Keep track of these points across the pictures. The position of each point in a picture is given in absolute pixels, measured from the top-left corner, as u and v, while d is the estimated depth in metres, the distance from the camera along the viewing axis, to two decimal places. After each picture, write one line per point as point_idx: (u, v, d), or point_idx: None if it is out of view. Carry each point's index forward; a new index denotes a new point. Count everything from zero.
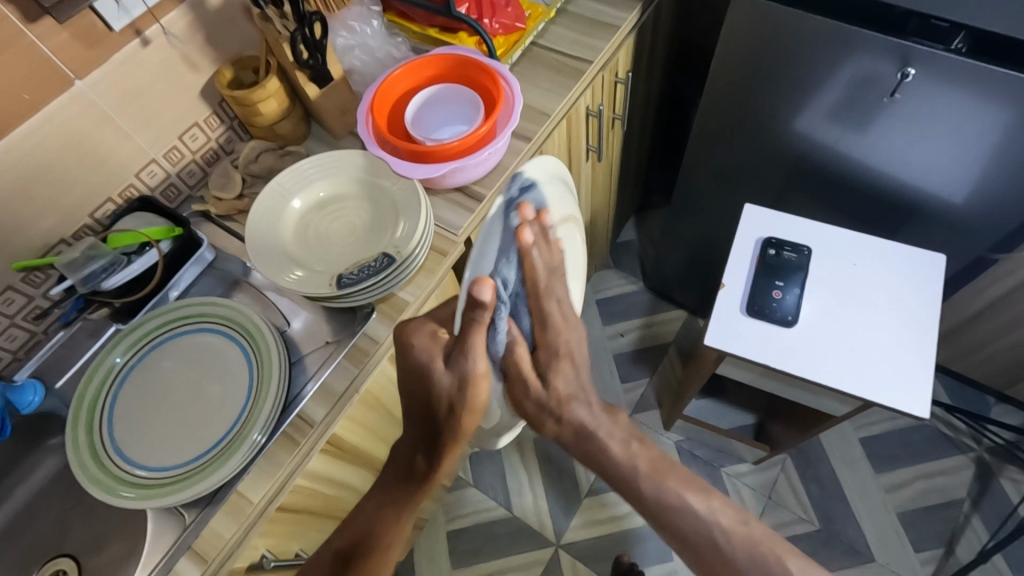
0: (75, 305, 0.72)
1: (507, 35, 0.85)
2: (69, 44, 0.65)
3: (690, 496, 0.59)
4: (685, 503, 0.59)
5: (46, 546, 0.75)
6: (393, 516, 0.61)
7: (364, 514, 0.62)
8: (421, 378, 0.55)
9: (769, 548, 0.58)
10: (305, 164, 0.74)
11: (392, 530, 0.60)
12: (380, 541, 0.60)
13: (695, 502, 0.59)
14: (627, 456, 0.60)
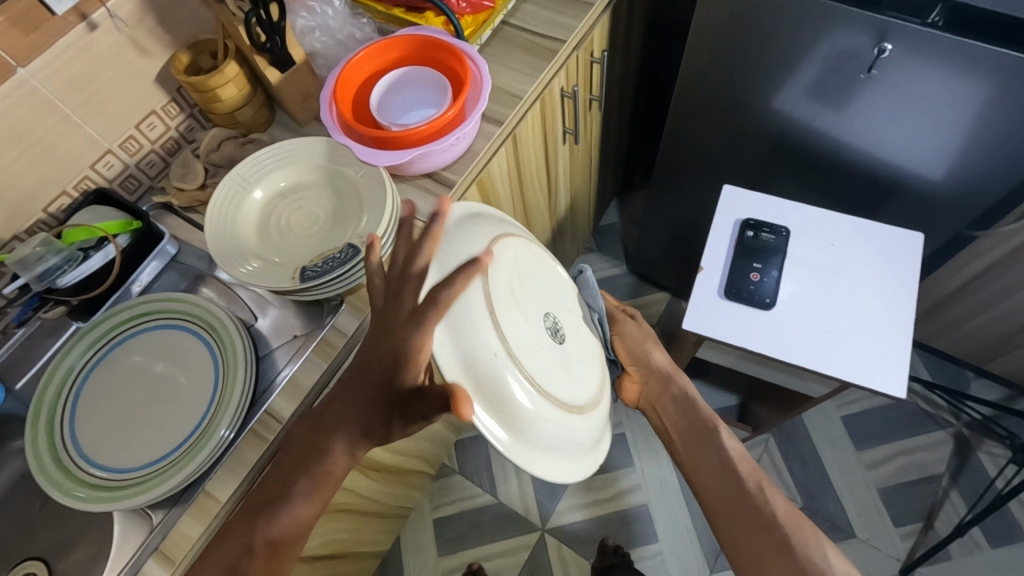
0: (30, 304, 0.68)
1: (474, 14, 0.82)
2: (6, 29, 0.61)
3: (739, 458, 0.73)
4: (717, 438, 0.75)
5: (14, 549, 0.74)
6: (294, 509, 0.56)
7: (259, 517, 0.56)
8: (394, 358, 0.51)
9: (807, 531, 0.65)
10: (264, 154, 0.71)
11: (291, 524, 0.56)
12: (278, 534, 0.55)
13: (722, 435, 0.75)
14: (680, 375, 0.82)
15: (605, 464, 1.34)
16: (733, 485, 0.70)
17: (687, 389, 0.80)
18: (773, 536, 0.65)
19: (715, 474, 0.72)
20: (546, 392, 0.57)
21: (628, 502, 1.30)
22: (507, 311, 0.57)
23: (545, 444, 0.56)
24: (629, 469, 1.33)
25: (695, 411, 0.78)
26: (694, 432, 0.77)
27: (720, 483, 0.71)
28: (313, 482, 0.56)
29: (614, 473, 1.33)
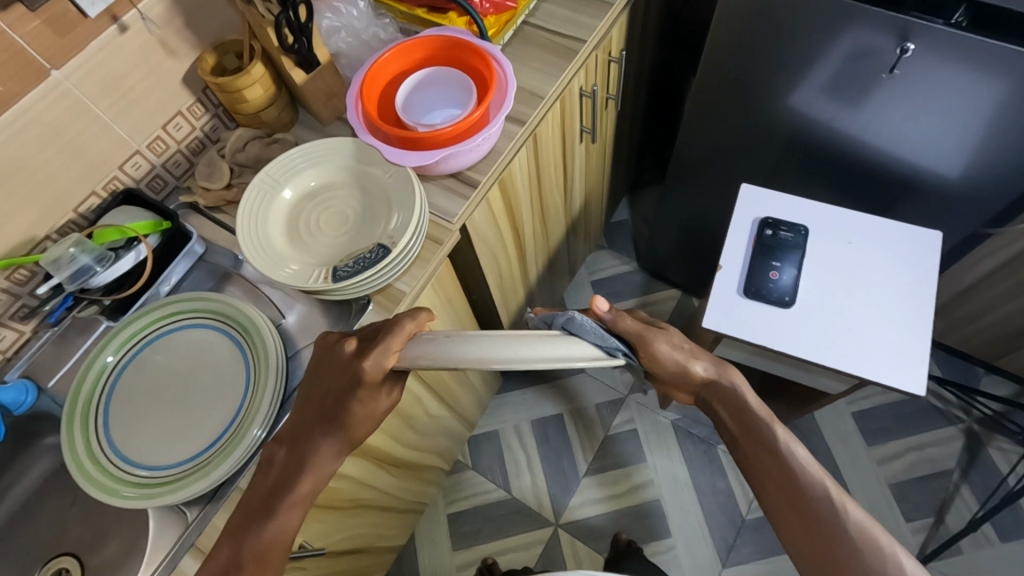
0: (64, 304, 0.71)
1: (498, 14, 0.83)
2: (41, 32, 0.62)
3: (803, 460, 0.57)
4: (775, 437, 0.58)
5: (47, 544, 0.75)
6: (270, 521, 0.53)
7: (235, 534, 0.54)
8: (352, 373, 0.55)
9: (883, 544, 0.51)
10: (294, 153, 0.72)
11: (278, 529, 0.53)
12: (266, 544, 0.53)
13: (783, 435, 0.58)
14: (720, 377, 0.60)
15: (618, 460, 1.35)
16: (806, 504, 0.54)
17: (736, 383, 0.60)
18: (862, 574, 0.50)
19: (786, 495, 0.56)
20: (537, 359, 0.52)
21: (641, 497, 1.31)
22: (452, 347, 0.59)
23: (527, 361, 0.45)
24: (642, 465, 1.34)
25: (746, 411, 0.59)
26: (761, 446, 0.58)
27: (788, 502, 0.55)
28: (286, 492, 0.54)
29: (627, 469, 1.34)
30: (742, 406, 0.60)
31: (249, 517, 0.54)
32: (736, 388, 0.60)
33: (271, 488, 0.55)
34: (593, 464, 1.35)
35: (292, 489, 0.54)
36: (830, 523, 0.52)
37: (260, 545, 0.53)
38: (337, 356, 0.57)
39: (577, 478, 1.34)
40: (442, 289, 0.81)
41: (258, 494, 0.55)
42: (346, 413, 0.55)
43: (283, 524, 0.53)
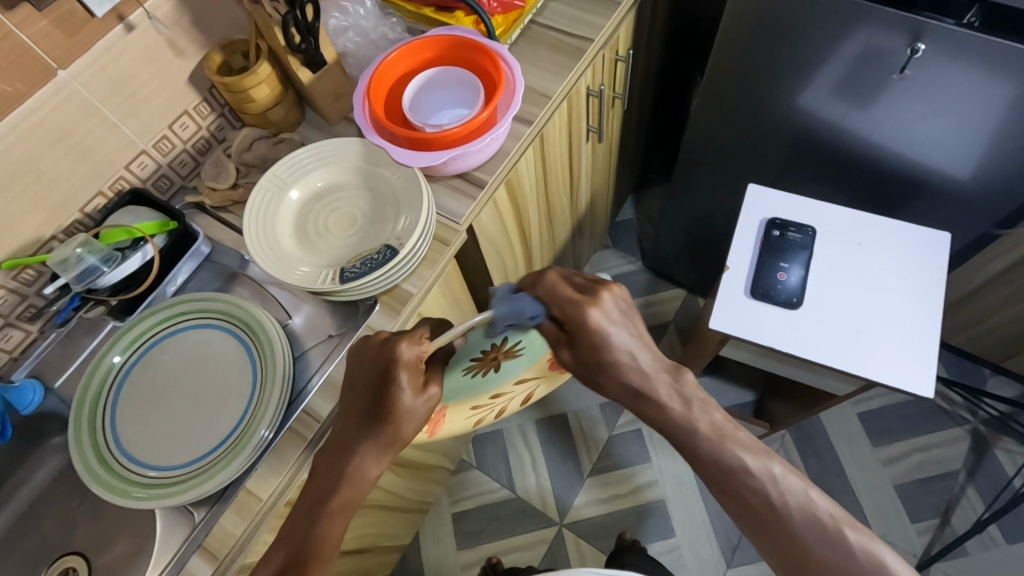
0: (70, 305, 0.71)
1: (505, 13, 0.82)
2: (48, 32, 0.62)
3: (748, 454, 0.54)
4: (740, 460, 0.53)
5: (55, 542, 0.76)
6: (321, 524, 0.55)
7: (287, 536, 0.56)
8: (389, 358, 0.55)
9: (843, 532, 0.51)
10: (302, 154, 0.71)
11: (334, 527, 0.55)
12: (320, 544, 0.55)
13: (749, 455, 0.54)
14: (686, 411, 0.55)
15: (622, 460, 1.35)
16: (787, 533, 0.52)
17: (664, 394, 0.55)
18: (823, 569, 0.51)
19: (766, 524, 0.53)
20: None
21: (645, 497, 1.31)
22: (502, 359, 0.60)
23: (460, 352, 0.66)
24: (646, 465, 1.33)
25: (695, 434, 0.54)
26: (717, 473, 0.54)
27: (741, 504, 0.54)
28: (326, 501, 0.55)
29: (632, 469, 1.33)
30: (676, 419, 0.55)
31: (301, 523, 0.56)
32: (664, 402, 0.55)
33: (315, 496, 0.56)
34: (597, 463, 1.35)
35: (333, 494, 0.55)
36: (823, 549, 0.51)
37: (309, 546, 0.55)
38: (371, 346, 0.57)
39: (581, 478, 1.34)
40: (448, 289, 0.81)
41: (307, 500, 0.56)
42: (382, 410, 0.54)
43: (331, 527, 0.55)
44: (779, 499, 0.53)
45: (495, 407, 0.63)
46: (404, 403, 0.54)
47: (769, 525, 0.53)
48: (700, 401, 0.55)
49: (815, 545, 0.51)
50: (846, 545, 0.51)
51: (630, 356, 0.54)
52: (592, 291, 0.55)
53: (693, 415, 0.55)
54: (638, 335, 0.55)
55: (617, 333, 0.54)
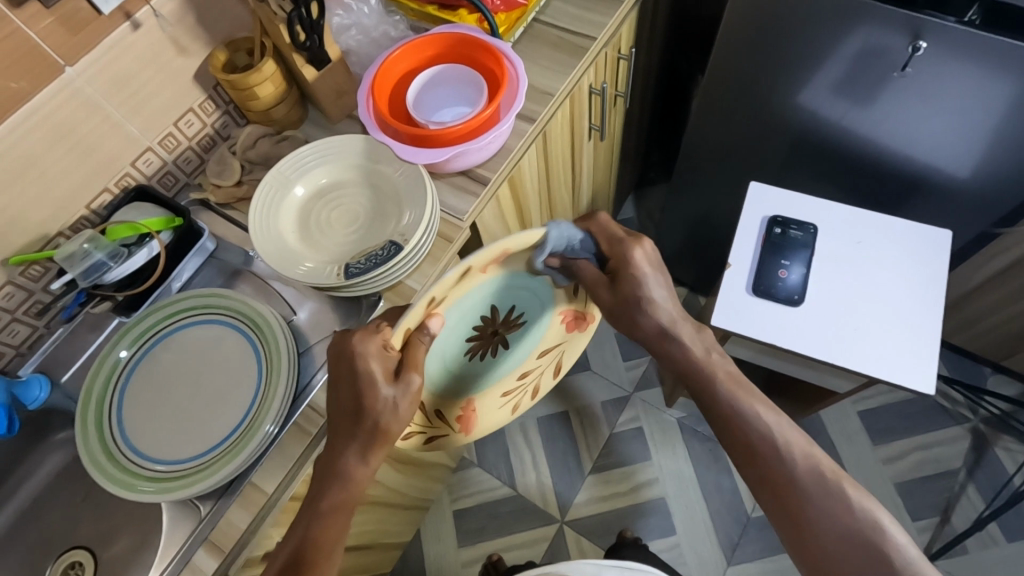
0: (77, 300, 0.71)
1: (508, 11, 0.83)
2: (55, 29, 0.63)
3: (759, 406, 0.64)
4: (756, 415, 0.64)
5: (60, 538, 0.76)
6: (323, 518, 0.59)
7: (295, 532, 0.59)
8: (355, 365, 0.57)
9: (835, 481, 0.60)
10: (306, 151, 0.72)
11: (335, 526, 0.59)
12: (321, 540, 0.58)
13: (759, 408, 0.64)
14: (706, 359, 0.67)
15: (623, 458, 1.35)
16: (794, 484, 0.61)
17: (688, 342, 0.68)
18: (813, 511, 0.59)
19: (770, 474, 0.62)
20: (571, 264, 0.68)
21: (646, 495, 1.31)
22: (462, 292, 0.64)
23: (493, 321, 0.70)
24: (647, 463, 1.34)
25: (713, 383, 0.66)
26: (730, 419, 0.65)
27: (755, 460, 0.63)
28: (324, 497, 0.59)
29: (632, 467, 1.34)
30: (696, 363, 0.67)
31: (304, 517, 0.59)
32: (688, 346, 0.68)
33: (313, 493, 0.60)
34: (598, 461, 1.35)
35: (329, 492, 0.59)
36: (818, 497, 0.60)
37: (309, 542, 0.58)
38: (341, 352, 0.58)
39: (582, 476, 1.34)
40: None
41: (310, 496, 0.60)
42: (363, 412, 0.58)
43: (332, 520, 0.59)
44: (785, 447, 0.62)
45: (526, 390, 0.79)
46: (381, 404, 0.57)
47: (781, 477, 0.61)
48: (718, 354, 0.69)
49: (813, 496, 0.60)
50: (842, 500, 0.59)
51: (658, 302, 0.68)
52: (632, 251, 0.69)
53: (714, 368, 0.66)
54: (663, 287, 0.69)
55: (638, 283, 0.67)
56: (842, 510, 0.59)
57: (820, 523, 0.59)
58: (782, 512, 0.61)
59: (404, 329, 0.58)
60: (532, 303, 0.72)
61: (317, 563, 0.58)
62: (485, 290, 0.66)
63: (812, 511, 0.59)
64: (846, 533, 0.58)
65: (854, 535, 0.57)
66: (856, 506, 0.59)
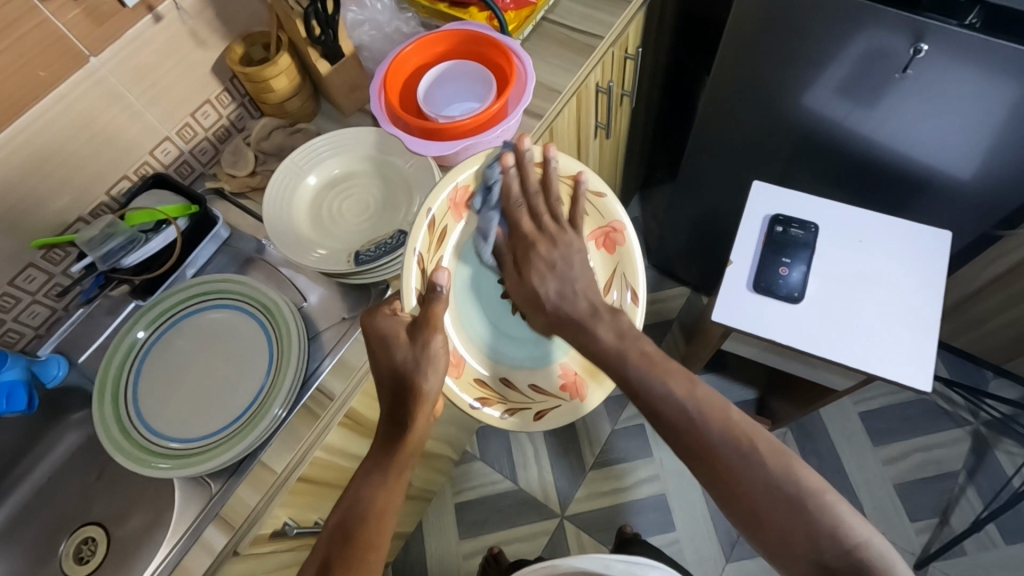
0: (96, 283, 0.74)
1: (518, 10, 0.85)
2: (80, 20, 0.65)
3: (674, 381, 0.59)
4: (666, 387, 0.59)
5: (74, 517, 0.79)
6: (381, 489, 0.59)
7: (346, 505, 0.60)
8: (377, 332, 0.60)
9: (744, 433, 0.56)
10: (320, 142, 0.74)
11: (389, 491, 0.60)
12: (376, 502, 0.59)
13: (672, 382, 0.59)
14: (618, 347, 0.62)
15: (624, 454, 1.36)
16: (726, 468, 0.55)
17: (600, 332, 0.64)
18: (738, 477, 0.55)
19: (684, 441, 0.57)
20: (532, 168, 0.68)
21: (645, 492, 1.32)
22: (460, 247, 0.70)
23: None
24: (647, 459, 1.35)
25: (622, 360, 0.61)
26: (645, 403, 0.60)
27: (673, 434, 0.58)
28: (381, 469, 0.60)
29: (633, 464, 1.35)
30: (611, 351, 0.62)
31: (356, 492, 0.60)
32: (600, 335, 0.63)
33: (371, 468, 0.61)
34: (599, 457, 1.36)
35: (389, 460, 0.60)
36: (746, 472, 0.55)
37: (361, 511, 0.59)
38: (378, 328, 0.60)
39: (583, 471, 1.36)
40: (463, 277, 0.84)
41: (365, 470, 0.61)
42: (415, 370, 0.60)
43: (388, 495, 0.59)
44: (698, 416, 0.57)
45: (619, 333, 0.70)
46: (435, 349, 0.60)
47: (703, 453, 0.56)
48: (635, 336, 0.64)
49: (732, 460, 0.55)
50: (761, 462, 0.54)
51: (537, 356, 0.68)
52: (552, 231, 0.69)
53: (626, 353, 0.62)
54: (566, 279, 0.67)
55: (539, 275, 0.68)
56: (764, 474, 0.54)
57: (751, 495, 0.54)
58: (729, 507, 0.55)
59: (413, 291, 0.62)
60: None
61: (372, 528, 0.58)
62: (485, 235, 0.71)
63: (727, 466, 0.55)
64: (768, 492, 0.53)
65: (777, 490, 0.53)
66: (772, 458, 0.55)
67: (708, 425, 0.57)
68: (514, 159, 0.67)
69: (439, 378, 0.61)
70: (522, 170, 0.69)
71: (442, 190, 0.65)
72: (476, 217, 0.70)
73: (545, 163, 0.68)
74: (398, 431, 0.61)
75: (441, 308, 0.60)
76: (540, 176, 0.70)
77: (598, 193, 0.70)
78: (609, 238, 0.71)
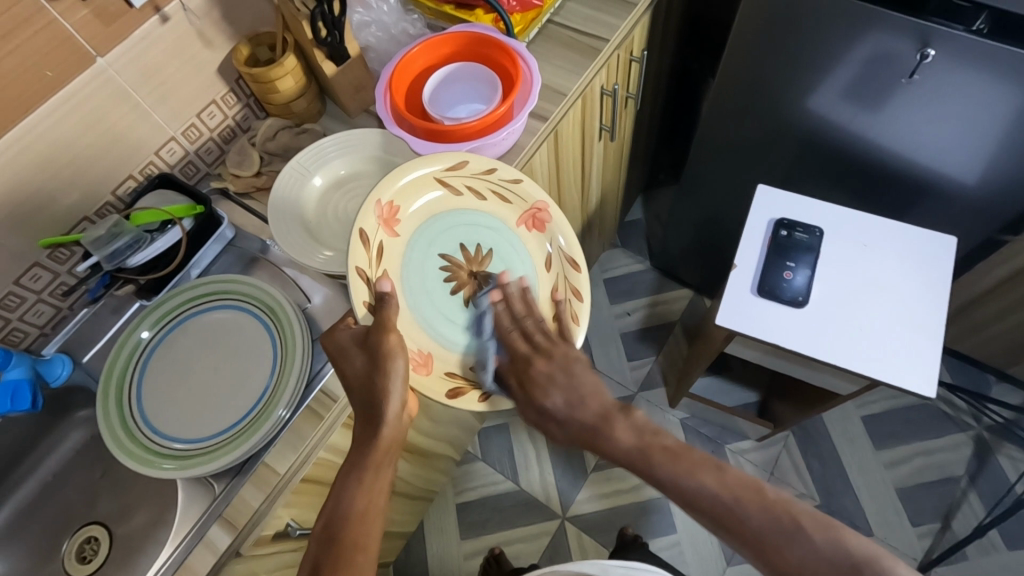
0: (101, 282, 0.73)
1: (524, 11, 0.85)
2: (89, 20, 0.65)
3: (703, 473, 0.56)
4: (696, 481, 0.56)
5: (76, 515, 0.79)
6: (363, 488, 0.59)
7: (327, 506, 0.59)
8: (337, 345, 0.61)
9: (784, 508, 0.53)
10: (326, 143, 0.75)
11: (367, 494, 0.59)
12: (356, 503, 0.58)
13: (703, 471, 0.56)
14: (638, 449, 0.60)
15: None
16: (774, 552, 0.51)
17: (617, 435, 0.62)
18: (798, 564, 0.50)
19: (731, 531, 0.54)
20: (453, 171, 0.69)
21: (645, 494, 1.32)
22: (398, 257, 0.68)
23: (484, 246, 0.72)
24: None
25: (649, 460, 0.59)
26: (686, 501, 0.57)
27: (719, 522, 0.54)
28: (359, 470, 0.59)
29: None
30: (631, 453, 0.61)
31: (336, 494, 0.59)
32: (616, 436, 0.62)
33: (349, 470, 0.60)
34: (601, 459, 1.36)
35: (366, 460, 0.60)
36: (793, 551, 0.51)
37: (343, 511, 0.58)
38: (339, 339, 0.61)
39: (584, 473, 1.36)
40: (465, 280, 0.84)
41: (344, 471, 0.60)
42: (377, 370, 0.59)
43: (369, 494, 0.59)
44: (734, 501, 0.54)
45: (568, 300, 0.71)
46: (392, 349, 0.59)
47: (750, 541, 0.53)
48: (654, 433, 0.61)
49: (784, 544, 0.51)
50: (810, 541, 0.51)
51: (561, 410, 0.65)
52: (546, 346, 0.68)
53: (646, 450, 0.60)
54: (569, 395, 0.66)
55: (543, 391, 0.66)
56: (811, 550, 0.50)
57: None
58: None
59: (363, 303, 0.62)
60: (483, 233, 0.72)
61: (358, 527, 0.57)
62: (423, 241, 0.70)
63: (774, 550, 0.52)
64: (822, 566, 0.50)
65: None
66: (816, 532, 0.51)
67: (745, 509, 0.53)
68: (433, 166, 0.68)
69: (403, 377, 0.59)
70: (443, 175, 0.70)
71: (368, 213, 0.65)
72: (412, 228, 0.70)
73: (463, 165, 0.69)
74: (370, 433, 0.60)
75: (394, 313, 0.61)
76: (462, 177, 0.70)
77: (514, 179, 0.70)
78: (535, 218, 0.72)
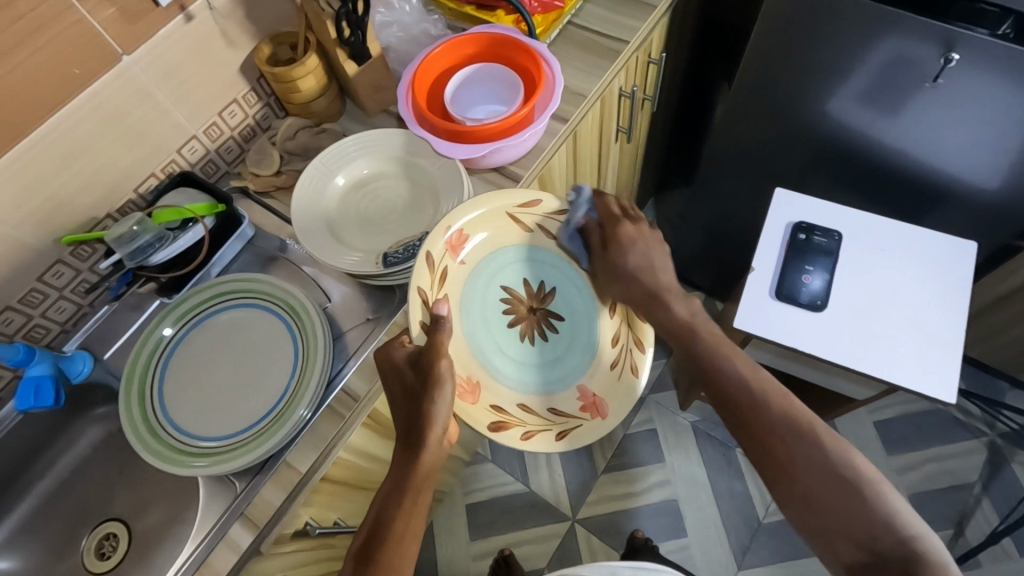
0: (124, 280, 0.74)
1: (544, 13, 0.86)
2: (114, 19, 0.65)
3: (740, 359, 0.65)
4: (728, 362, 0.65)
5: (94, 512, 0.79)
6: (405, 508, 0.59)
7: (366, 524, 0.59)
8: (389, 362, 0.62)
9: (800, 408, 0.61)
10: (348, 143, 0.74)
11: (407, 514, 0.58)
12: (394, 525, 0.58)
13: (738, 362, 0.65)
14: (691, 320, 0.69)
15: (636, 458, 1.36)
16: (782, 446, 0.59)
17: (676, 307, 0.70)
18: (802, 467, 0.58)
19: (745, 415, 0.62)
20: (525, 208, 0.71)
21: (655, 497, 1.32)
22: (461, 284, 0.70)
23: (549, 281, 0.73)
24: (660, 464, 1.35)
25: (694, 329, 0.68)
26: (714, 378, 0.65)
27: (742, 403, 0.62)
28: (399, 490, 0.59)
29: (645, 468, 1.35)
30: (683, 323, 0.69)
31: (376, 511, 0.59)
32: (675, 309, 0.70)
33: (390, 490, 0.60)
34: (611, 461, 1.36)
35: (405, 481, 0.60)
36: (801, 450, 0.59)
37: (383, 533, 0.57)
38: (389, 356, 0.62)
39: (594, 474, 1.35)
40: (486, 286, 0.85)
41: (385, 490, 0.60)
42: (423, 391, 0.60)
43: (407, 518, 0.58)
44: (762, 396, 0.62)
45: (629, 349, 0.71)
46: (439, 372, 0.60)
47: (763, 433, 0.60)
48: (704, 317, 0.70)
49: (791, 443, 0.59)
50: (817, 441, 0.59)
51: (630, 272, 0.72)
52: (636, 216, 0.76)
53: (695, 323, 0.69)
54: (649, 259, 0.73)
55: (622, 253, 0.73)
56: (820, 455, 0.58)
57: (809, 484, 0.57)
58: (788, 502, 0.58)
59: (419, 322, 0.63)
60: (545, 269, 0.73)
61: (392, 550, 0.57)
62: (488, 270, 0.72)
63: (783, 446, 0.59)
64: (826, 474, 0.57)
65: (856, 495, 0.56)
66: (830, 446, 0.59)
67: (765, 399, 0.62)
68: (508, 201, 0.70)
69: (450, 402, 0.60)
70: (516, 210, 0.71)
71: (437, 236, 0.67)
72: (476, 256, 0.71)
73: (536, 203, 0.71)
74: (413, 455, 0.60)
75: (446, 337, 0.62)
76: (534, 215, 0.72)
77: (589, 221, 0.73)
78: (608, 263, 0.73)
